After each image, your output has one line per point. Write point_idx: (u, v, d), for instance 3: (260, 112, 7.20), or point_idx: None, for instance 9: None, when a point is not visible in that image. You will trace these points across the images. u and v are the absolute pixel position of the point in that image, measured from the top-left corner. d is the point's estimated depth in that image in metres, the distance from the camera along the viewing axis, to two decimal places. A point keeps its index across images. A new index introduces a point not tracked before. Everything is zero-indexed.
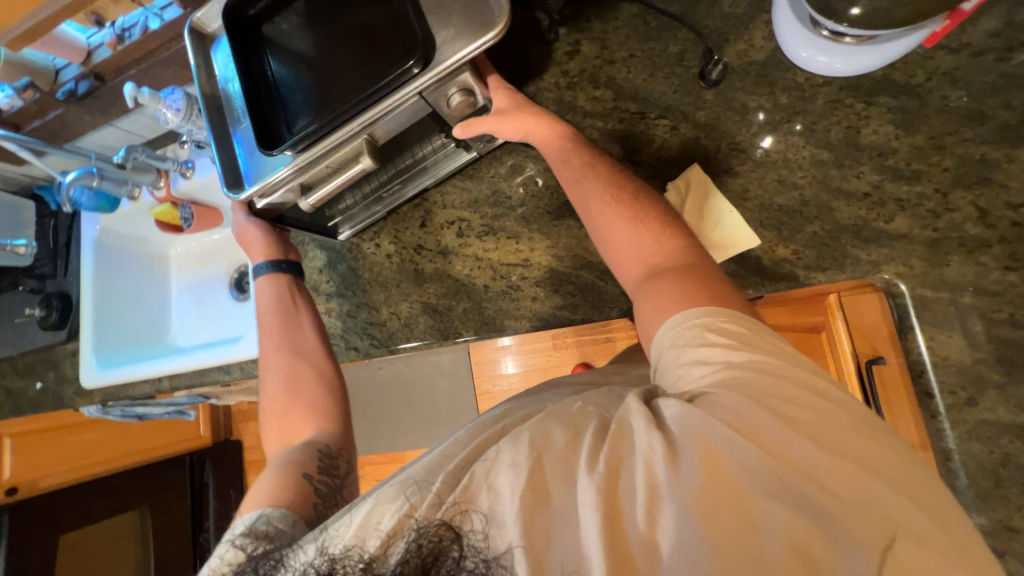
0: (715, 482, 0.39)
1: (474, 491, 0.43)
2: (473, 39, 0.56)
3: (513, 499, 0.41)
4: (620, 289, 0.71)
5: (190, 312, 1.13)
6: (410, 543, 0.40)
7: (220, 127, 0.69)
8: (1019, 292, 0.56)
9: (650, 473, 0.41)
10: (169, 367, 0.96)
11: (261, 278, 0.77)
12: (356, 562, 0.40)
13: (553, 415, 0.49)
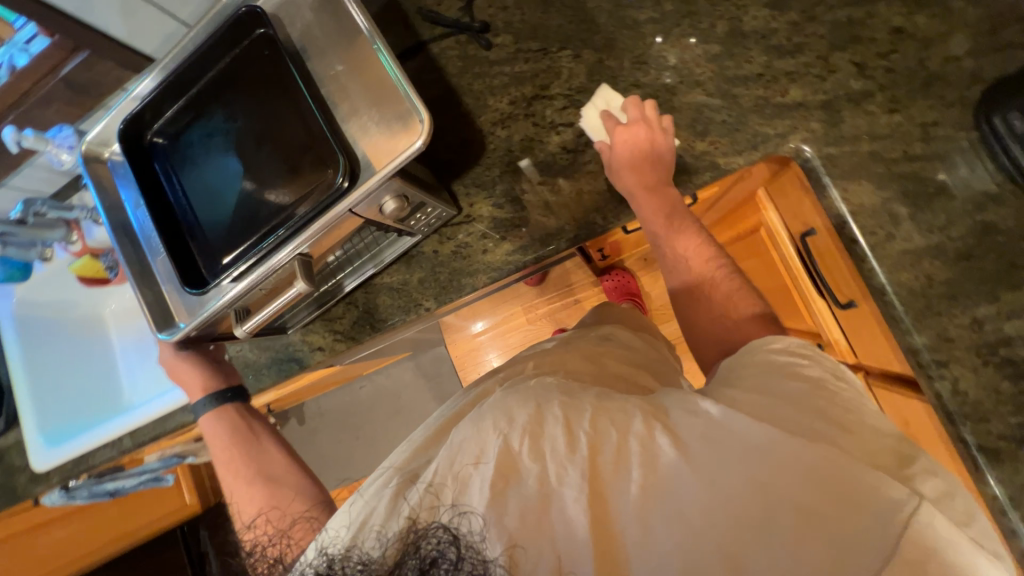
0: (715, 454, 0.43)
1: (441, 482, 0.45)
2: (400, 151, 0.55)
3: (487, 491, 0.43)
4: (561, 220, 0.71)
5: (139, 368, 1.16)
6: (407, 545, 0.41)
7: (139, 261, 0.67)
8: (907, 130, 0.59)
9: (650, 450, 0.45)
10: (130, 422, 0.98)
11: (206, 417, 0.78)
12: (354, 562, 0.40)
13: (516, 391, 0.51)
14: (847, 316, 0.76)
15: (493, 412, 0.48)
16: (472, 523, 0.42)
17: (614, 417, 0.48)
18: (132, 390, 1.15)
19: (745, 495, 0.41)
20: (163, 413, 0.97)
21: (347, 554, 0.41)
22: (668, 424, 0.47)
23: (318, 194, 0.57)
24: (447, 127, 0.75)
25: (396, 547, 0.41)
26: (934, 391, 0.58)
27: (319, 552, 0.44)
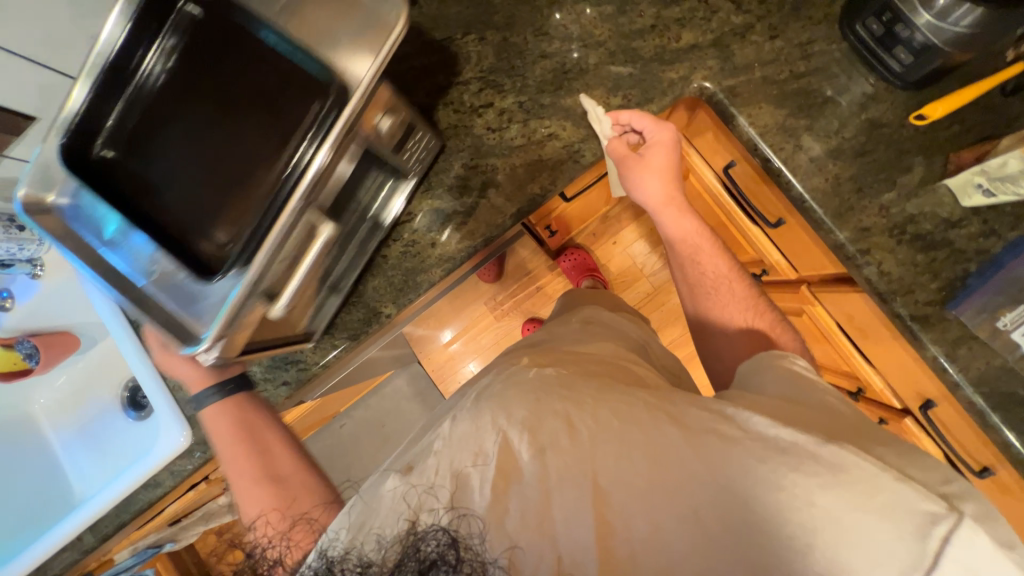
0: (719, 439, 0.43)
1: (439, 483, 0.43)
2: (379, 43, 0.50)
3: (484, 492, 0.42)
4: (503, 195, 0.72)
5: (88, 458, 1.07)
6: (405, 547, 0.39)
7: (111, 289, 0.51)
8: (788, 51, 0.65)
9: (655, 441, 0.43)
10: (82, 518, 0.86)
11: (208, 408, 0.69)
12: (354, 565, 0.40)
13: (518, 388, 0.48)
14: (780, 235, 0.82)
15: (494, 408, 0.46)
16: (471, 527, 0.41)
17: (620, 408, 0.45)
18: (83, 484, 1.06)
19: (744, 477, 0.41)
20: (116, 500, 0.85)
21: (349, 560, 0.40)
22: (676, 415, 0.45)
23: (319, 125, 0.52)
24: None
25: (395, 552, 0.39)
26: (863, 276, 0.63)
27: (321, 557, 0.43)
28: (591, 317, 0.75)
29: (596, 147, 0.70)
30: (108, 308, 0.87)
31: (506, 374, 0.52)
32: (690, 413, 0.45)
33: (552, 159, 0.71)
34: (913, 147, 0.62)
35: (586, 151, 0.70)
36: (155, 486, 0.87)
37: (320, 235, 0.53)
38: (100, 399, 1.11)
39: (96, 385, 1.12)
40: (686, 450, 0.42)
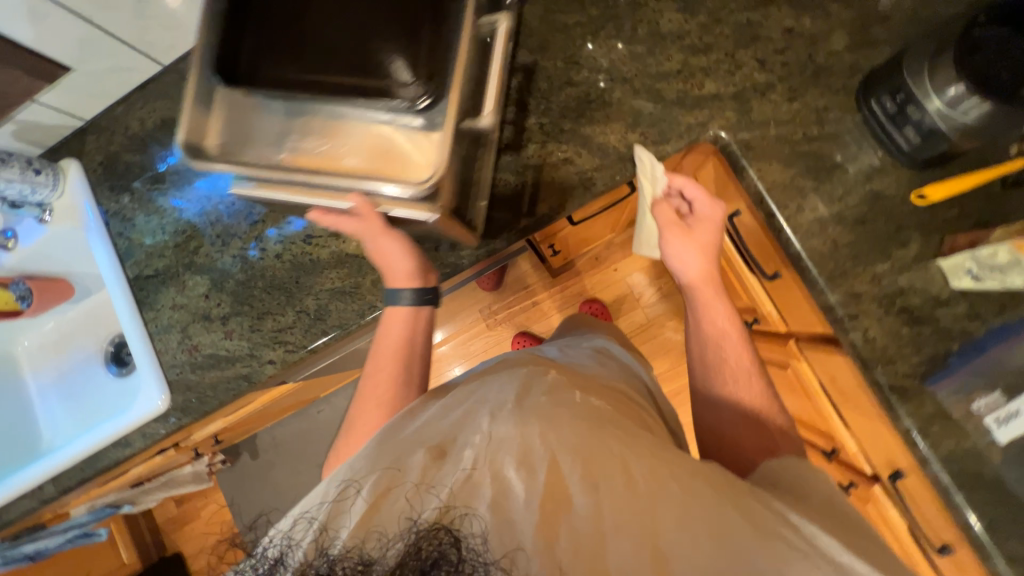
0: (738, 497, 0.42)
1: (473, 489, 0.41)
2: None
3: (489, 500, 0.41)
4: (511, 211, 0.74)
5: (63, 409, 1.10)
6: (408, 541, 0.36)
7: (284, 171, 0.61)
8: (804, 114, 0.67)
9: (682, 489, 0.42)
10: (49, 466, 0.87)
11: (401, 309, 0.68)
12: (354, 562, 0.35)
13: (574, 414, 0.48)
14: (775, 288, 0.84)
15: (532, 422, 0.46)
16: (476, 525, 0.38)
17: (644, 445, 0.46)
18: (54, 432, 1.09)
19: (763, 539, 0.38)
20: (83, 455, 0.86)
21: (345, 551, 0.36)
22: (731, 487, 0.44)
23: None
24: None
25: (397, 545, 0.36)
26: (849, 340, 0.65)
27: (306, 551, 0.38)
28: (600, 347, 0.76)
29: (608, 178, 0.72)
30: (107, 262, 0.87)
31: (554, 391, 0.52)
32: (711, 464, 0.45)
33: (563, 183, 0.73)
34: (911, 223, 0.64)
35: (598, 180, 0.72)
36: (125, 446, 0.86)
37: (499, 27, 0.60)
38: (83, 352, 1.12)
39: (83, 336, 1.13)
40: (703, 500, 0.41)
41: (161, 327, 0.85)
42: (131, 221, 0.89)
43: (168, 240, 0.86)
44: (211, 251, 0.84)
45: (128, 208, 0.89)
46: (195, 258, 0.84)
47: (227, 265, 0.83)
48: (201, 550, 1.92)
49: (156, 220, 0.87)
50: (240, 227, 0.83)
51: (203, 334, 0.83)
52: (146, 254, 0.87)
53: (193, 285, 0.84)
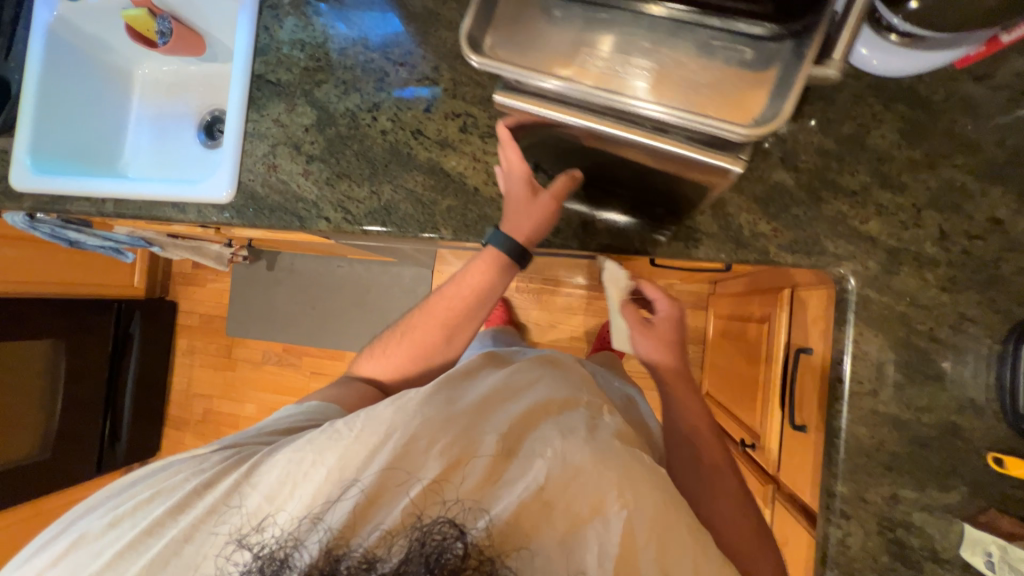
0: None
1: (529, 507, 0.57)
2: None
3: (503, 517, 0.56)
4: (604, 223, 0.71)
5: (149, 144, 1.20)
6: (411, 542, 0.54)
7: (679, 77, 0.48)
8: (944, 311, 0.60)
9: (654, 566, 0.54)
10: (118, 189, 0.97)
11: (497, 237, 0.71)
12: (359, 562, 0.53)
13: (632, 466, 0.60)
14: (791, 436, 0.80)
15: (590, 462, 0.59)
16: (482, 533, 0.55)
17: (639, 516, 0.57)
18: (132, 159, 1.20)
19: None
20: (147, 198, 0.95)
21: (354, 551, 0.54)
22: None
23: None
24: None
25: (401, 545, 0.54)
26: (825, 532, 0.62)
27: (319, 546, 0.55)
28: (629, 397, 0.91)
29: (712, 251, 0.67)
30: (243, 48, 0.89)
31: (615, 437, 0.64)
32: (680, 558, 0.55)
33: (666, 226, 0.69)
34: (966, 475, 0.59)
35: (702, 246, 0.68)
36: (181, 211, 0.93)
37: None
38: (186, 107, 1.20)
39: (192, 92, 1.20)
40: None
41: (255, 132, 0.88)
42: (279, 21, 0.89)
43: (301, 59, 0.87)
44: (331, 92, 0.85)
45: (282, 7, 0.89)
46: (315, 90, 0.86)
47: (338, 113, 0.84)
48: (194, 313, 2.18)
49: (301, 33, 0.88)
50: (365, 86, 0.83)
51: (287, 160, 0.86)
52: (277, 60, 0.88)
53: (301, 112, 0.86)
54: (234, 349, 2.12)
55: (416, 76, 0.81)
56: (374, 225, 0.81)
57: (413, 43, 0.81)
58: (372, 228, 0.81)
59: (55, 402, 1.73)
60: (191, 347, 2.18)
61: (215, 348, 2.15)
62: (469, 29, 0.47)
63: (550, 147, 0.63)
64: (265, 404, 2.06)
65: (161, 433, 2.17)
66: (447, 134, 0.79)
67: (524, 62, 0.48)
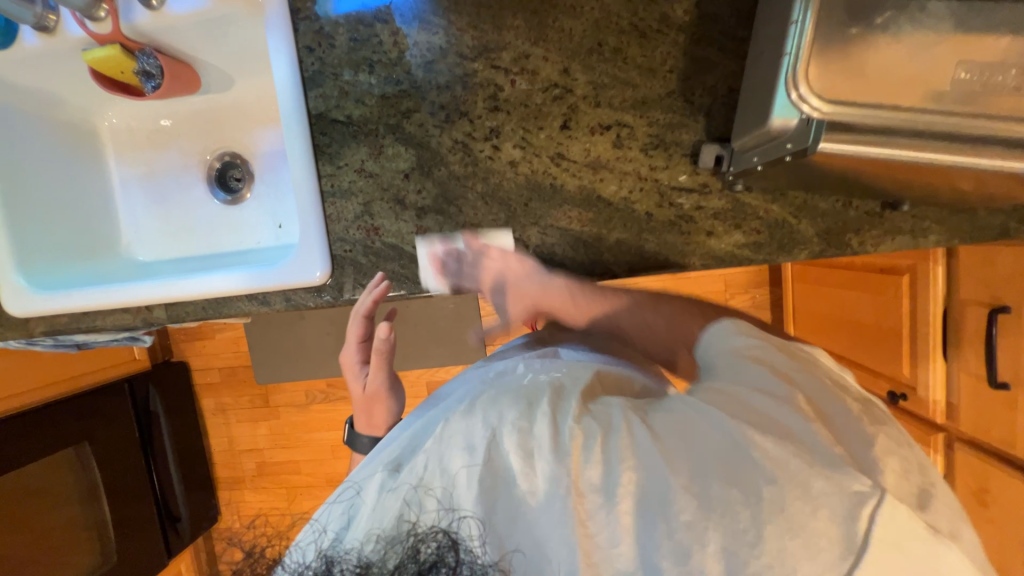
0: (757, 492, 0.41)
1: (478, 478, 0.46)
2: None
3: (486, 496, 0.45)
4: (815, 228, 0.62)
5: (151, 214, 0.95)
6: (405, 549, 0.43)
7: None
8: None
9: (693, 477, 0.43)
10: (162, 292, 0.77)
11: (363, 427, 0.74)
12: (354, 566, 0.43)
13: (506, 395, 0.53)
14: (981, 396, 0.83)
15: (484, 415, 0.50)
16: (470, 528, 0.44)
17: (646, 436, 0.46)
18: (134, 236, 0.95)
19: (892, 522, 0.39)
20: (208, 295, 0.76)
21: (346, 553, 0.44)
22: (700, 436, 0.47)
23: None
24: (724, 80, 0.61)
25: (394, 554, 0.43)
26: None
27: (316, 551, 0.46)
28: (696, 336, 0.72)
29: (944, 239, 0.61)
30: (286, 82, 0.68)
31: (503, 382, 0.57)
32: (774, 423, 0.46)
33: (891, 220, 0.61)
34: None
35: (933, 236, 0.61)
36: (261, 303, 0.76)
37: None
38: (182, 157, 0.94)
39: (184, 137, 0.94)
40: (701, 508, 0.42)
41: (338, 190, 0.71)
42: (328, 38, 0.68)
43: (374, 85, 0.68)
44: (428, 123, 0.67)
45: (326, 16, 0.68)
46: (404, 124, 0.68)
47: (445, 149, 0.68)
48: (210, 368, 1.96)
49: (363, 51, 0.68)
50: (474, 108, 0.66)
51: (389, 218, 0.70)
52: (340, 92, 0.69)
53: (392, 155, 0.69)
54: (271, 396, 1.95)
55: (540, 85, 0.65)
56: (529, 279, 0.68)
57: (528, 42, 0.64)
58: (527, 283, 0.69)
59: (102, 513, 1.54)
60: (219, 405, 1.98)
61: (248, 399, 1.96)
62: (795, 59, 0.38)
63: (791, 173, 0.53)
64: (325, 443, 1.94)
65: (217, 498, 2.02)
66: (598, 151, 0.65)
67: (864, 97, 0.38)
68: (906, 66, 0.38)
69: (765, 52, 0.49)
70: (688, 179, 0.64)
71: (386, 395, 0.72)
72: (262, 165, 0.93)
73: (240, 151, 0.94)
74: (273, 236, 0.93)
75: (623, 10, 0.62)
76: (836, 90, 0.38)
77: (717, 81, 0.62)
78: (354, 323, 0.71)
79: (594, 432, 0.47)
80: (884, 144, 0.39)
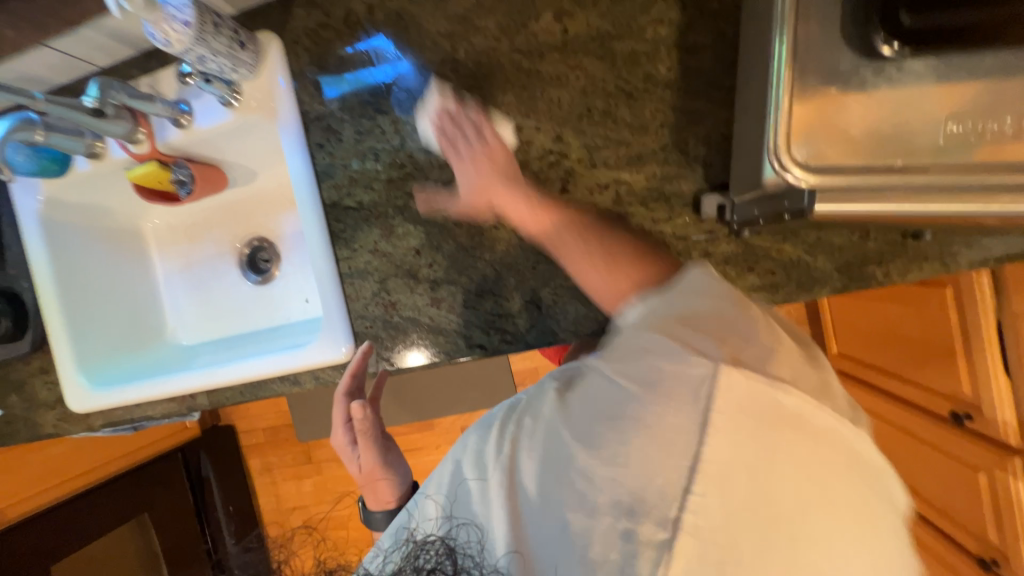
0: (649, 437, 0.40)
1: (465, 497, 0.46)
2: None
3: (475, 504, 0.45)
4: (832, 263, 0.60)
5: (191, 302, 1.02)
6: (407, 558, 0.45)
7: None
8: None
9: (591, 441, 0.42)
10: (202, 380, 0.82)
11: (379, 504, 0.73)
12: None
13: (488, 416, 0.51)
14: None
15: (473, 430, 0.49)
16: (471, 534, 0.45)
17: (550, 413, 0.46)
18: (178, 323, 1.02)
19: (752, 396, 0.40)
20: (243, 379, 0.81)
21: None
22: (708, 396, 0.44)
23: None
24: (718, 131, 0.62)
25: (394, 561, 0.47)
26: None
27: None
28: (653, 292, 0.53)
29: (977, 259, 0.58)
30: (303, 179, 0.73)
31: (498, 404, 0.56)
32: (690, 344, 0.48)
33: (915, 249, 0.59)
34: None
35: (964, 257, 0.58)
36: (293, 382, 0.80)
37: None
38: (217, 246, 1.02)
39: (217, 228, 1.01)
40: (603, 464, 0.40)
41: (355, 271, 0.74)
42: (336, 133, 0.74)
43: (380, 171, 0.72)
44: (433, 200, 0.71)
45: (333, 116, 0.73)
46: (412, 203, 0.72)
47: (451, 223, 0.70)
48: (254, 429, 2.03)
49: (369, 141, 0.72)
50: None
51: (404, 293, 0.73)
52: (351, 180, 0.73)
53: (403, 234, 0.72)
54: (313, 452, 1.99)
55: (536, 154, 0.67)
56: (546, 340, 0.69)
57: (519, 117, 0.67)
58: (544, 344, 0.69)
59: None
60: (265, 465, 2.04)
61: (292, 457, 2.01)
62: (779, 136, 0.43)
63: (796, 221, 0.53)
64: None
65: None
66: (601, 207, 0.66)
67: (851, 158, 0.42)
68: (885, 125, 0.41)
69: (748, 110, 0.50)
70: (693, 228, 0.63)
71: (385, 471, 0.73)
72: (287, 246, 0.99)
73: (267, 234, 1.00)
74: (301, 310, 0.97)
75: (607, 75, 0.64)
76: (814, 164, 0.42)
77: (710, 132, 0.62)
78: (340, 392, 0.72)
79: (528, 421, 0.47)
80: (872, 202, 0.42)
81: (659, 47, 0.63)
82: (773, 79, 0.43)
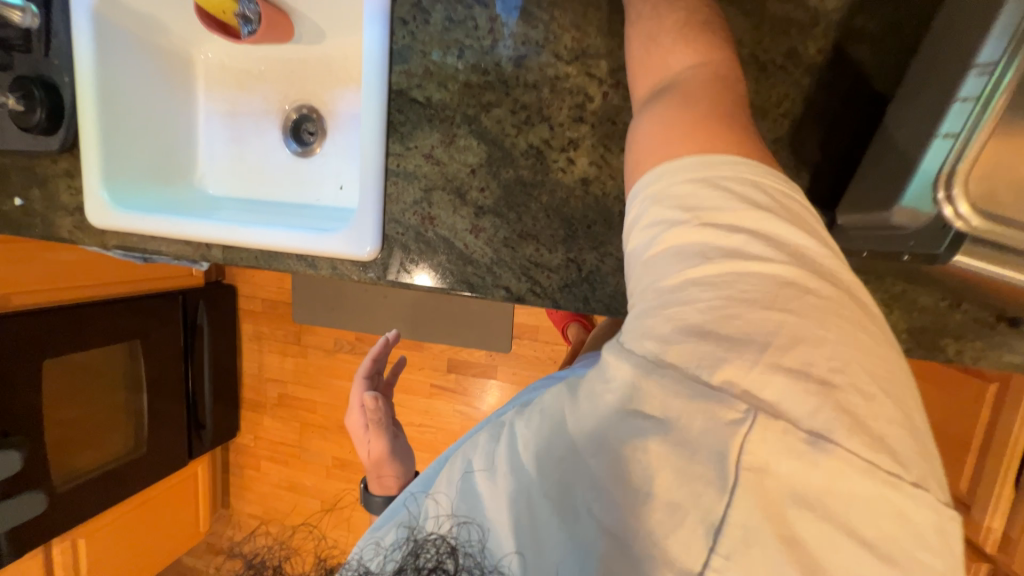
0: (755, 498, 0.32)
1: (465, 504, 0.44)
2: None
3: (478, 506, 0.43)
4: (907, 324, 0.55)
5: (226, 152, 0.98)
6: (406, 554, 0.44)
7: None
8: None
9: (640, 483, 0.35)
10: (222, 233, 0.79)
11: (379, 491, 0.83)
12: (355, 571, 0.47)
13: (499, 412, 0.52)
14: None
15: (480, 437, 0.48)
16: (472, 534, 0.43)
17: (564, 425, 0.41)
18: (208, 169, 0.99)
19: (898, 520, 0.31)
20: (261, 246, 0.78)
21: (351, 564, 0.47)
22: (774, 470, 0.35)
23: None
24: (844, 140, 0.54)
25: (395, 559, 0.45)
26: None
27: (341, 561, 0.48)
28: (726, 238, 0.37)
29: None
30: (375, 53, 0.66)
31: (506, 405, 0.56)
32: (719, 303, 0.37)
33: (1003, 336, 0.53)
34: None
35: None
36: (309, 264, 0.78)
37: None
38: (265, 103, 0.96)
39: (270, 83, 0.95)
40: (659, 521, 0.34)
41: (402, 171, 0.69)
42: (424, 13, 0.65)
43: (459, 71, 0.65)
44: (506, 121, 0.64)
45: None
46: (482, 116, 0.65)
47: (517, 151, 0.64)
48: (254, 296, 2.07)
49: (457, 32, 0.65)
50: (557, 114, 0.62)
51: (446, 210, 0.68)
52: (425, 71, 0.66)
53: (463, 146, 0.66)
54: (303, 335, 2.04)
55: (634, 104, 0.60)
56: (574, 306, 0.65)
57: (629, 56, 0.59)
58: (570, 307, 0.65)
59: (141, 405, 1.69)
60: (256, 332, 2.09)
61: (283, 333, 2.06)
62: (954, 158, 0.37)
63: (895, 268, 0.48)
64: (343, 392, 2.01)
65: (239, 416, 2.15)
66: None
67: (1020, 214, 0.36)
68: None
69: (906, 126, 0.43)
70: None
71: (390, 457, 0.83)
72: (336, 124, 0.93)
73: (318, 106, 0.94)
74: (333, 196, 0.93)
75: (746, 38, 0.55)
76: (981, 206, 0.36)
77: (836, 140, 0.54)
78: (360, 385, 0.89)
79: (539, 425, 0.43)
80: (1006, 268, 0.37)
81: (818, 21, 0.53)
82: (964, 95, 0.38)
